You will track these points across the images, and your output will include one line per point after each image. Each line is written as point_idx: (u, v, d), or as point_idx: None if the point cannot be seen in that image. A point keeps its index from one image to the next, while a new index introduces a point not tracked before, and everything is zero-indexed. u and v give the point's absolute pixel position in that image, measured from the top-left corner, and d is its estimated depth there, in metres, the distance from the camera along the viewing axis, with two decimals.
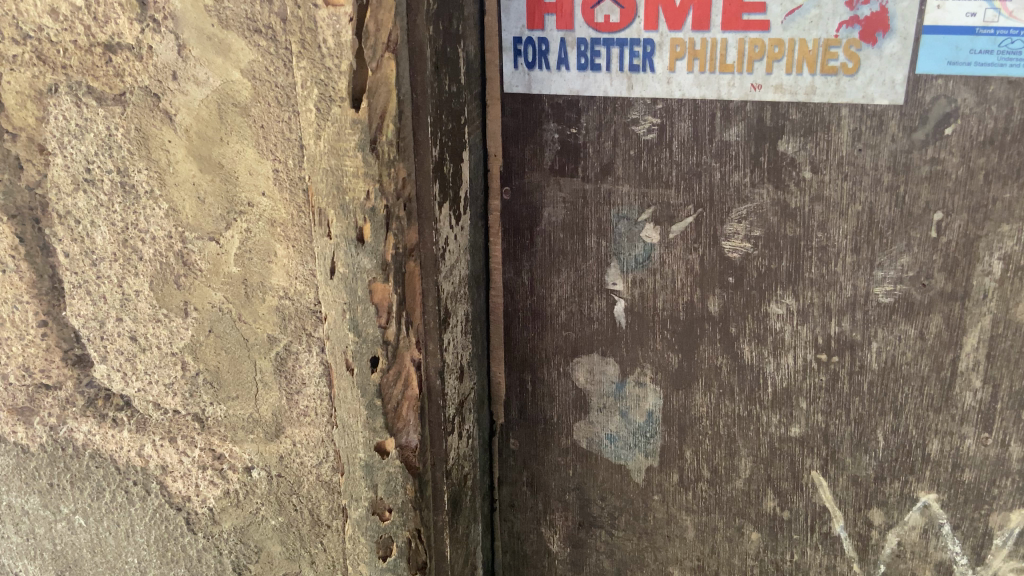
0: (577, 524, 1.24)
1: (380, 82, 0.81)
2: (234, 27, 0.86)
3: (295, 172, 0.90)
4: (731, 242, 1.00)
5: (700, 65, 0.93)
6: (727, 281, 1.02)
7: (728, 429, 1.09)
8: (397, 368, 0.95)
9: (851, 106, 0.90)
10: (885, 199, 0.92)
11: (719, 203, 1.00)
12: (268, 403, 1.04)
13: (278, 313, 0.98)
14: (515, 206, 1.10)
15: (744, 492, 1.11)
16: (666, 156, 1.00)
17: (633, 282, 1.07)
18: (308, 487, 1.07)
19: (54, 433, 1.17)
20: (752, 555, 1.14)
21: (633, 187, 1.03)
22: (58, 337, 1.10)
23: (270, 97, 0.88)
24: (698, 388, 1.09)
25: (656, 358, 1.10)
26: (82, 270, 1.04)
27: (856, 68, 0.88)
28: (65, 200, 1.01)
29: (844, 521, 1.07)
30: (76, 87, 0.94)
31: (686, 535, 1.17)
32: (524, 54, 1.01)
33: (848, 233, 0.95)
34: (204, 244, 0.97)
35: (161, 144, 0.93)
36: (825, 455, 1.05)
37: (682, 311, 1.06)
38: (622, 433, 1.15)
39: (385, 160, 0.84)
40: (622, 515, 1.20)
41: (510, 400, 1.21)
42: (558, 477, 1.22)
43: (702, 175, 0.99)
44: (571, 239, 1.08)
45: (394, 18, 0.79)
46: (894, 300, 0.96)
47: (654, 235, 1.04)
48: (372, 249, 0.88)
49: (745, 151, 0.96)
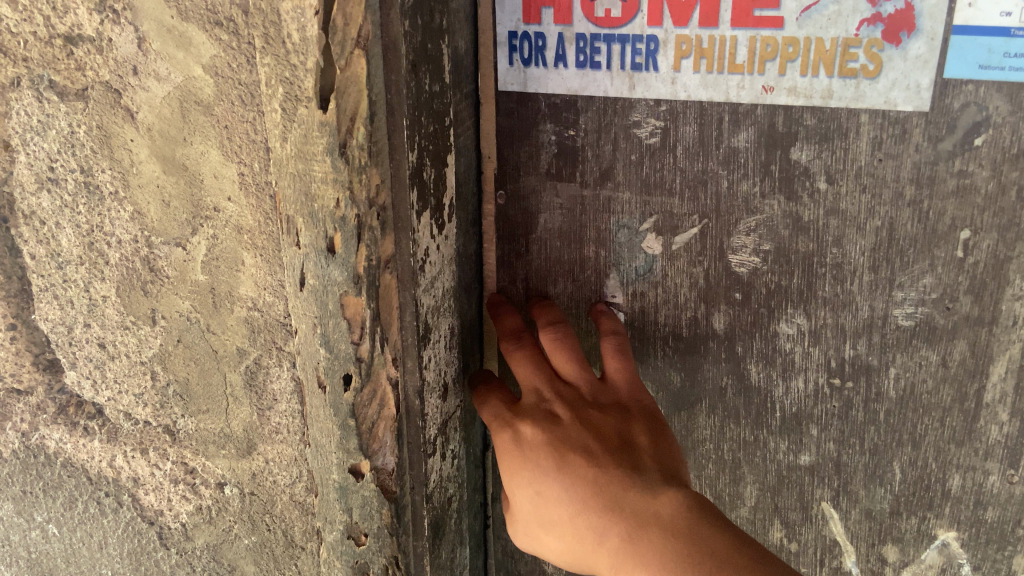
0: None
1: (350, 81, 0.74)
2: (194, 20, 0.79)
3: (261, 176, 0.84)
4: (739, 257, 0.92)
5: (706, 65, 0.85)
6: (733, 299, 0.94)
7: (733, 454, 1.02)
8: (372, 387, 0.88)
9: (870, 113, 0.81)
10: (906, 215, 0.84)
11: (726, 214, 0.91)
12: (239, 419, 0.99)
13: (247, 325, 0.93)
14: (509, 211, 1.02)
15: (749, 521, 1.04)
16: (670, 161, 0.91)
17: (633, 295, 0.99)
18: (281, 507, 1.03)
19: (26, 440, 1.13)
20: None
21: (633, 195, 0.95)
22: (26, 341, 1.04)
23: (234, 95, 0.81)
24: (701, 410, 1.01)
25: (656, 376, 1.02)
26: (48, 273, 0.99)
27: (877, 71, 0.79)
28: (30, 200, 0.96)
29: (856, 556, 1.00)
30: (37, 81, 0.88)
31: None
32: (520, 50, 0.91)
33: (865, 250, 0.87)
34: (170, 250, 0.92)
35: (123, 144, 0.88)
36: (837, 486, 0.98)
37: (685, 327, 0.98)
38: None
39: (355, 166, 0.77)
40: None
41: None
42: None
43: (709, 184, 0.91)
44: (568, 248, 1.01)
45: (365, 11, 0.71)
46: (915, 323, 0.87)
47: (655, 245, 0.96)
48: (343, 261, 0.81)
49: (754, 159, 0.88)
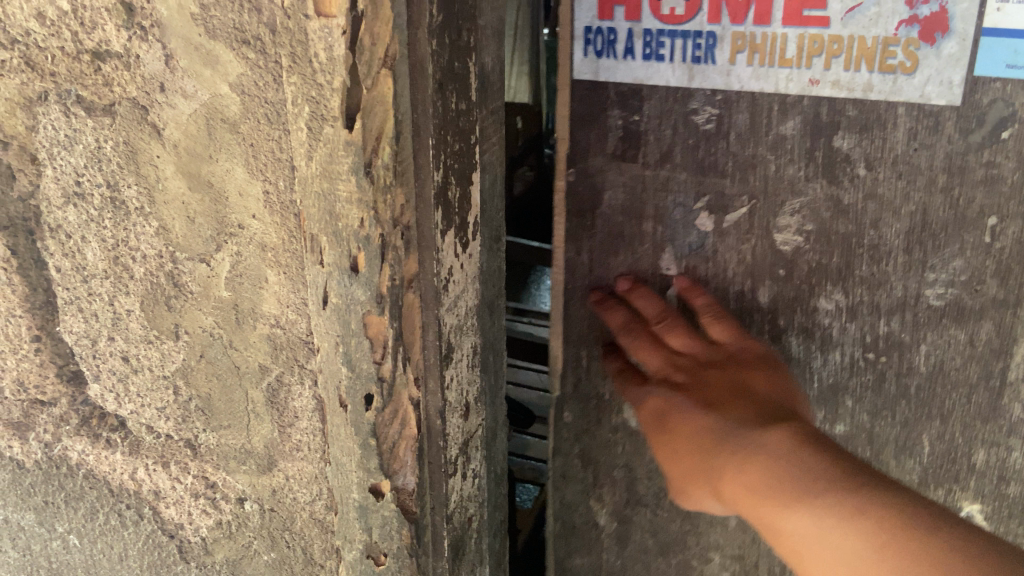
0: (624, 501, 1.24)
1: (375, 101, 0.73)
2: (221, 38, 0.79)
3: (285, 195, 0.83)
4: (783, 235, 0.99)
5: (756, 58, 0.91)
6: (778, 274, 1.02)
7: None
8: (394, 407, 0.87)
9: (907, 106, 0.88)
10: (939, 200, 0.91)
11: (773, 194, 0.98)
12: (260, 435, 0.99)
13: (268, 342, 0.92)
14: (578, 187, 1.07)
15: None
16: (723, 146, 0.98)
17: (686, 269, 1.06)
18: (300, 524, 1.02)
19: (49, 451, 1.13)
20: None
21: (690, 176, 1.01)
22: (51, 353, 1.05)
23: (260, 114, 0.80)
24: None
25: None
26: (73, 286, 1.00)
27: (913, 68, 0.86)
28: (56, 213, 0.96)
29: None
30: (65, 96, 0.89)
31: (727, 523, 1.19)
32: (594, 42, 0.98)
33: (900, 233, 0.94)
34: (194, 266, 0.92)
35: (149, 160, 0.88)
36: (869, 456, 1.06)
37: (733, 301, 1.05)
38: None
39: (380, 186, 0.76)
40: (666, 498, 1.21)
41: (567, 373, 1.19)
42: (608, 453, 1.22)
43: (758, 167, 0.98)
44: (629, 223, 1.07)
45: (392, 31, 0.71)
46: (945, 303, 0.95)
47: (707, 223, 1.02)
48: (366, 280, 0.80)
49: (801, 145, 0.95)
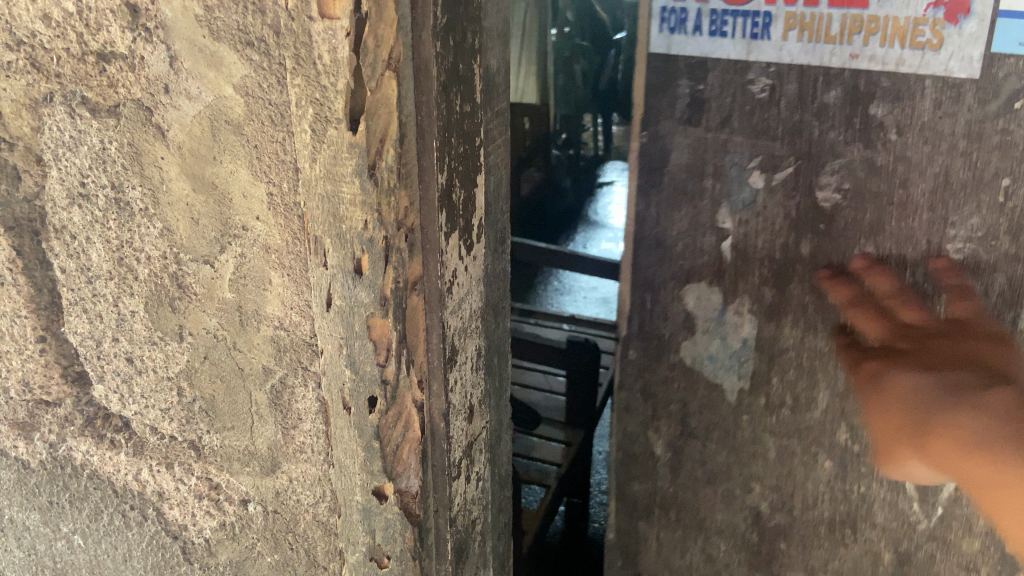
0: (678, 433, 1.37)
1: (379, 103, 0.73)
2: (225, 40, 0.78)
3: (289, 197, 0.83)
4: (823, 193, 1.12)
5: (804, 35, 1.06)
6: (818, 229, 1.14)
7: (811, 362, 1.21)
8: (397, 410, 0.87)
9: (933, 78, 1.01)
10: (959, 163, 1.03)
11: (816, 157, 1.11)
12: (263, 437, 0.99)
13: (273, 344, 0.92)
14: (649, 147, 1.23)
15: (820, 422, 1.23)
16: (774, 113, 1.12)
17: (740, 222, 1.19)
18: (304, 526, 1.02)
19: (53, 451, 1.14)
20: (824, 482, 1.27)
21: (745, 138, 1.15)
22: (56, 354, 1.05)
23: (264, 116, 0.80)
24: (786, 322, 1.20)
25: (753, 291, 1.22)
26: (78, 287, 1.00)
27: (938, 44, 0.99)
28: (61, 214, 0.97)
29: None
30: (70, 97, 0.89)
31: (769, 455, 1.30)
32: (668, 21, 1.14)
33: (926, 192, 1.06)
34: (198, 268, 0.92)
35: (153, 161, 0.88)
36: None
37: (778, 252, 1.18)
38: (720, 355, 1.28)
39: (384, 188, 0.75)
40: (716, 430, 1.33)
41: (632, 317, 1.34)
42: (666, 389, 1.35)
43: (803, 132, 1.11)
44: (691, 179, 1.21)
45: (397, 34, 0.71)
46: (963, 258, 1.06)
47: (758, 181, 1.16)
48: (370, 282, 0.80)
49: (840, 113, 1.08)
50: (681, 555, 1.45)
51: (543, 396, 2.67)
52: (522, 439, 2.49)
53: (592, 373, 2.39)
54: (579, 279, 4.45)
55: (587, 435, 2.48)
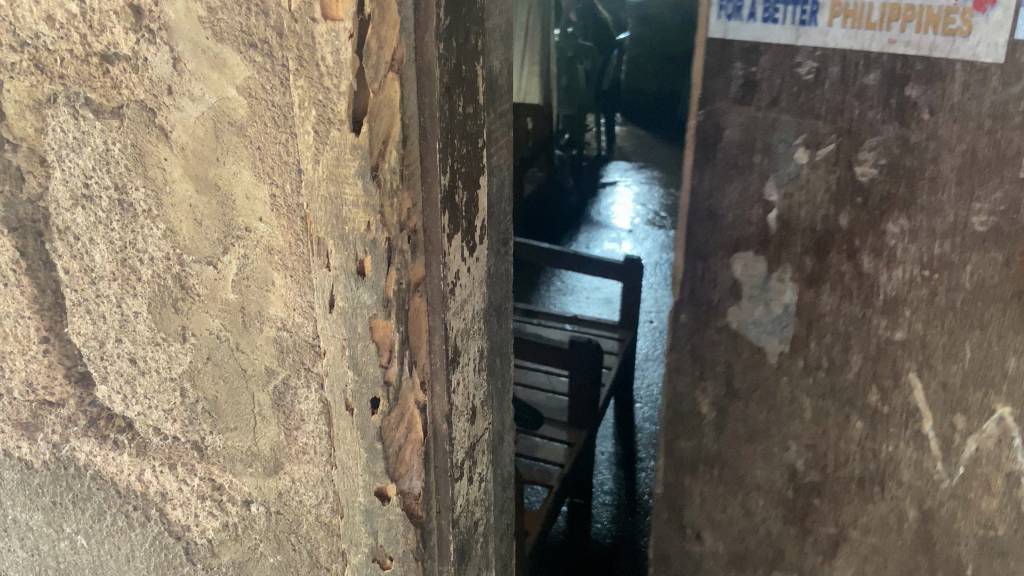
0: (724, 394, 1.35)
1: (382, 105, 0.73)
2: (228, 41, 0.78)
3: (292, 198, 0.83)
4: (862, 168, 1.15)
5: (846, 22, 1.10)
6: (856, 202, 1.16)
7: (845, 327, 1.23)
8: (400, 411, 0.87)
9: (964, 63, 1.06)
10: (984, 142, 1.07)
11: (856, 134, 1.14)
12: (266, 438, 0.99)
13: (276, 345, 0.92)
14: (704, 126, 1.22)
15: (854, 383, 1.26)
16: (819, 94, 1.15)
17: (786, 195, 1.20)
18: (307, 527, 1.02)
19: (57, 451, 1.14)
20: (855, 441, 1.29)
21: (792, 118, 1.17)
22: (59, 354, 1.06)
23: (267, 117, 0.80)
24: (824, 290, 1.22)
25: (795, 260, 1.23)
26: (82, 288, 1.01)
27: (969, 31, 1.04)
28: (65, 215, 0.97)
29: (932, 422, 1.23)
30: (73, 98, 0.89)
31: (804, 415, 1.31)
32: (726, 7, 1.15)
33: (955, 168, 1.10)
34: (201, 269, 0.92)
35: (157, 162, 0.88)
36: (920, 361, 1.20)
37: (819, 224, 1.19)
38: (761, 320, 1.28)
39: (387, 190, 0.75)
40: (758, 390, 1.33)
41: (683, 280, 1.31)
42: (715, 348, 1.33)
43: (845, 110, 1.14)
44: (742, 155, 1.21)
45: (399, 35, 0.71)
46: (987, 229, 1.11)
47: (803, 157, 1.18)
48: (373, 284, 0.80)
49: (878, 94, 1.11)
50: (722, 511, 1.44)
51: (546, 395, 2.67)
52: (526, 437, 2.47)
53: (597, 373, 2.41)
54: (581, 279, 4.44)
55: (589, 436, 2.50)
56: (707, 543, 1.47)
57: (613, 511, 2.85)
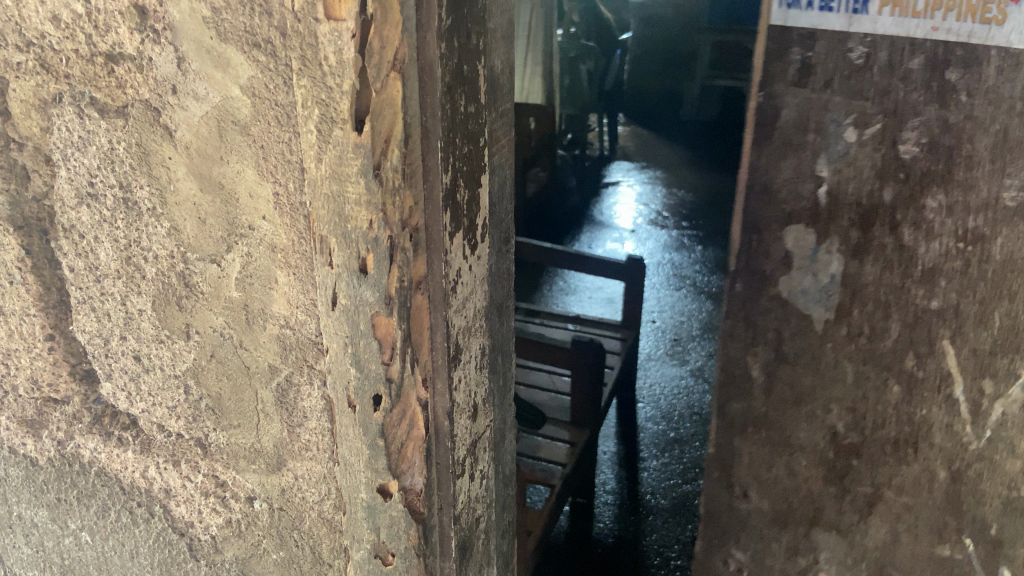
0: (774, 359, 1.23)
1: (385, 104, 0.73)
2: (232, 41, 0.79)
3: (295, 196, 0.83)
4: (904, 145, 1.05)
5: (895, 10, 1.00)
6: (899, 177, 1.06)
7: (884, 296, 1.12)
8: (402, 408, 0.88)
9: (1000, 50, 0.96)
10: (1016, 122, 0.98)
11: (899, 113, 1.04)
12: (269, 434, 0.99)
13: (279, 342, 0.92)
14: (765, 108, 1.12)
15: (892, 350, 1.14)
16: (869, 78, 1.05)
17: (835, 169, 1.10)
18: (310, 523, 1.03)
19: (62, 448, 1.15)
20: (893, 406, 1.17)
21: (844, 99, 1.07)
22: (65, 351, 1.07)
23: (270, 116, 0.80)
24: (868, 261, 1.11)
25: (840, 231, 1.12)
26: (87, 286, 1.01)
27: (1004, 19, 0.94)
28: (69, 214, 0.98)
29: (963, 386, 1.10)
30: (79, 98, 0.90)
31: (845, 379, 1.19)
32: None
33: (988, 146, 1.00)
34: (205, 267, 0.92)
35: (161, 161, 0.89)
36: (954, 328, 1.09)
37: (863, 198, 1.09)
38: (810, 288, 1.16)
39: (389, 188, 0.76)
40: (805, 356, 1.21)
41: (738, 244, 1.20)
42: (766, 313, 1.21)
43: (890, 92, 1.04)
44: (800, 132, 1.10)
45: (402, 34, 0.72)
46: (1018, 205, 1.00)
47: (853, 134, 1.07)
48: (375, 282, 0.80)
49: (921, 78, 1.02)
50: (769, 470, 1.31)
51: (548, 395, 2.68)
52: (528, 437, 2.47)
53: (597, 373, 2.41)
54: (583, 279, 4.44)
55: (591, 436, 2.50)
56: (753, 501, 1.34)
57: (615, 510, 2.85)
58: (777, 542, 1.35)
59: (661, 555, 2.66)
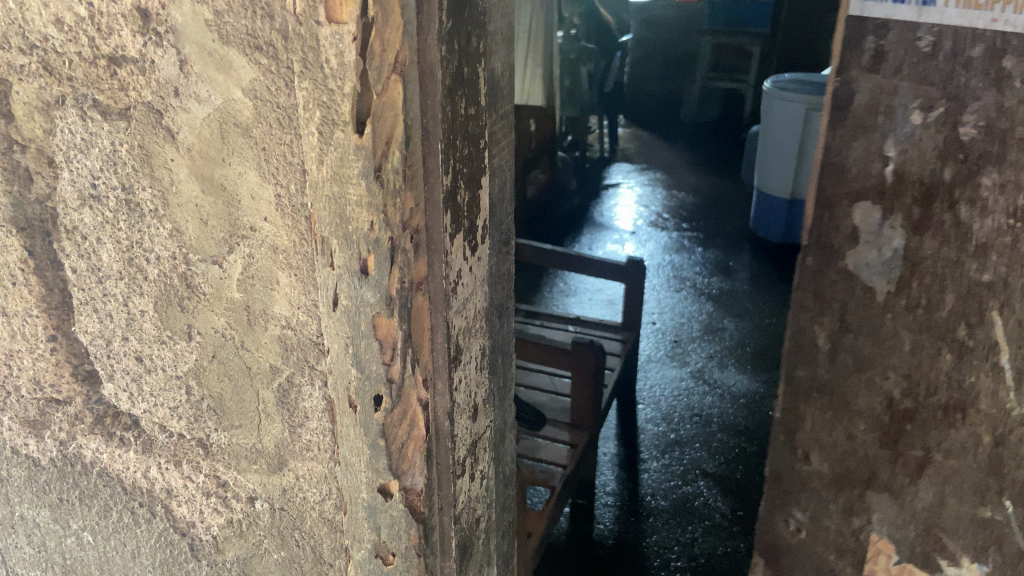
0: (838, 330, 1.18)
1: (386, 106, 0.74)
2: (234, 44, 0.80)
3: (297, 198, 0.83)
4: (963, 127, 1.00)
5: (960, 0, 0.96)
6: (957, 157, 1.01)
7: (937, 271, 1.06)
8: (403, 408, 0.88)
9: None
10: None
11: (958, 97, 0.99)
12: (271, 435, 1.00)
13: (280, 343, 0.93)
14: (839, 90, 1.09)
15: (946, 320, 1.08)
16: (934, 65, 1.00)
17: (901, 149, 1.05)
18: (310, 523, 1.03)
19: (64, 449, 1.16)
20: (944, 376, 1.10)
21: (911, 84, 1.03)
22: (67, 352, 1.08)
23: (272, 118, 0.81)
24: (926, 237, 1.06)
25: (902, 208, 1.07)
26: (89, 287, 1.02)
27: None
28: (72, 216, 0.99)
29: (1010, 354, 1.03)
30: (81, 100, 0.91)
31: (903, 348, 1.13)
32: None
33: None
34: (207, 268, 0.93)
35: (164, 163, 0.89)
36: (1002, 300, 1.02)
37: (924, 176, 1.04)
38: (873, 260, 1.12)
39: (390, 190, 0.77)
40: (866, 328, 1.16)
41: (809, 219, 1.17)
42: (831, 285, 1.17)
43: (953, 77, 0.99)
44: (869, 115, 1.07)
45: (402, 37, 0.73)
46: None
47: (918, 117, 1.03)
48: (376, 283, 0.81)
49: (982, 65, 0.97)
50: (830, 433, 1.25)
51: (548, 396, 2.68)
52: (527, 438, 2.47)
53: (597, 374, 2.42)
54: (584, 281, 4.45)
55: (591, 437, 2.50)
56: (814, 465, 1.29)
57: (616, 511, 2.86)
58: (834, 504, 1.29)
59: (662, 556, 2.66)
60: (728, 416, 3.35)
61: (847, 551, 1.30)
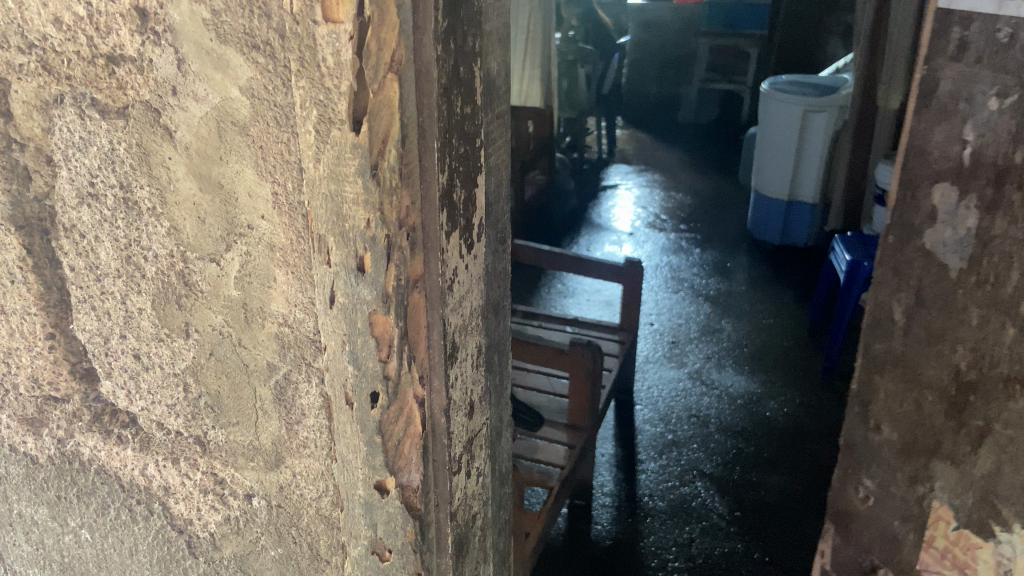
0: (912, 304, 1.25)
1: (382, 105, 0.75)
2: (232, 43, 0.80)
3: (294, 196, 0.84)
4: None
5: None
6: None
7: (1007, 251, 1.13)
8: (399, 405, 0.89)
9: None
10: None
11: None
12: (268, 432, 1.00)
13: (277, 341, 0.93)
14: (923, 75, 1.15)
15: (1012, 294, 1.14)
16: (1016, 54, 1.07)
17: (981, 131, 1.12)
18: (307, 520, 1.04)
19: (62, 446, 1.16)
20: (1011, 349, 1.16)
21: (991, 70, 1.09)
22: (65, 350, 1.08)
23: (270, 117, 0.81)
24: (1000, 216, 1.12)
25: (978, 190, 1.14)
26: (87, 285, 1.03)
27: None
28: (70, 214, 0.99)
29: None
30: (80, 99, 0.92)
31: (970, 321, 1.19)
32: None
33: None
34: (205, 266, 0.94)
35: (161, 161, 0.90)
36: None
37: (998, 160, 1.11)
38: (948, 238, 1.18)
39: (387, 188, 0.77)
40: (939, 302, 1.22)
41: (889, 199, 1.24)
42: (910, 260, 1.23)
43: None
44: (953, 98, 1.13)
45: (399, 37, 0.73)
46: None
47: (996, 102, 1.10)
48: (372, 280, 0.82)
49: None
50: (900, 405, 1.31)
51: (546, 398, 2.69)
52: (526, 439, 2.48)
53: (596, 374, 2.42)
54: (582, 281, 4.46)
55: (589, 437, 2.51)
56: (884, 434, 1.35)
57: (614, 511, 2.86)
58: (900, 472, 1.35)
59: (660, 555, 2.67)
60: (724, 416, 3.36)
61: (911, 517, 1.36)
